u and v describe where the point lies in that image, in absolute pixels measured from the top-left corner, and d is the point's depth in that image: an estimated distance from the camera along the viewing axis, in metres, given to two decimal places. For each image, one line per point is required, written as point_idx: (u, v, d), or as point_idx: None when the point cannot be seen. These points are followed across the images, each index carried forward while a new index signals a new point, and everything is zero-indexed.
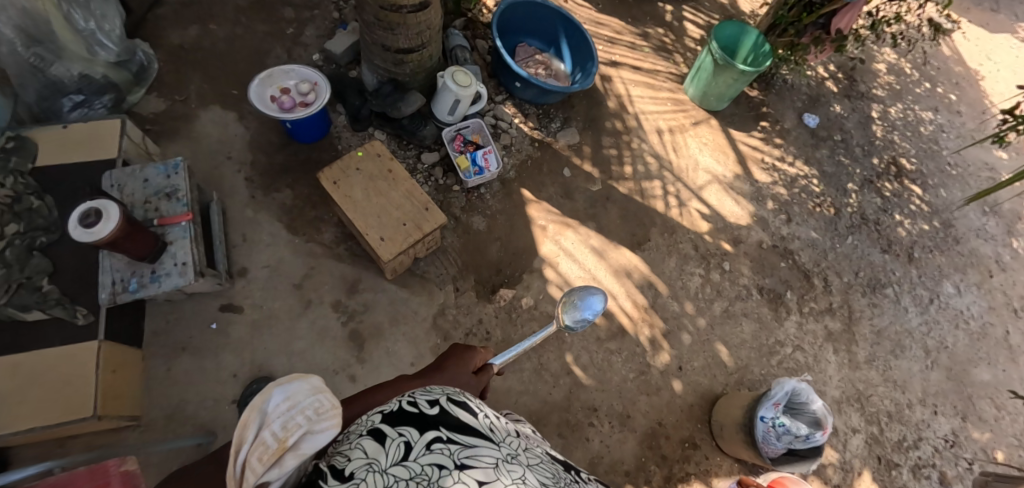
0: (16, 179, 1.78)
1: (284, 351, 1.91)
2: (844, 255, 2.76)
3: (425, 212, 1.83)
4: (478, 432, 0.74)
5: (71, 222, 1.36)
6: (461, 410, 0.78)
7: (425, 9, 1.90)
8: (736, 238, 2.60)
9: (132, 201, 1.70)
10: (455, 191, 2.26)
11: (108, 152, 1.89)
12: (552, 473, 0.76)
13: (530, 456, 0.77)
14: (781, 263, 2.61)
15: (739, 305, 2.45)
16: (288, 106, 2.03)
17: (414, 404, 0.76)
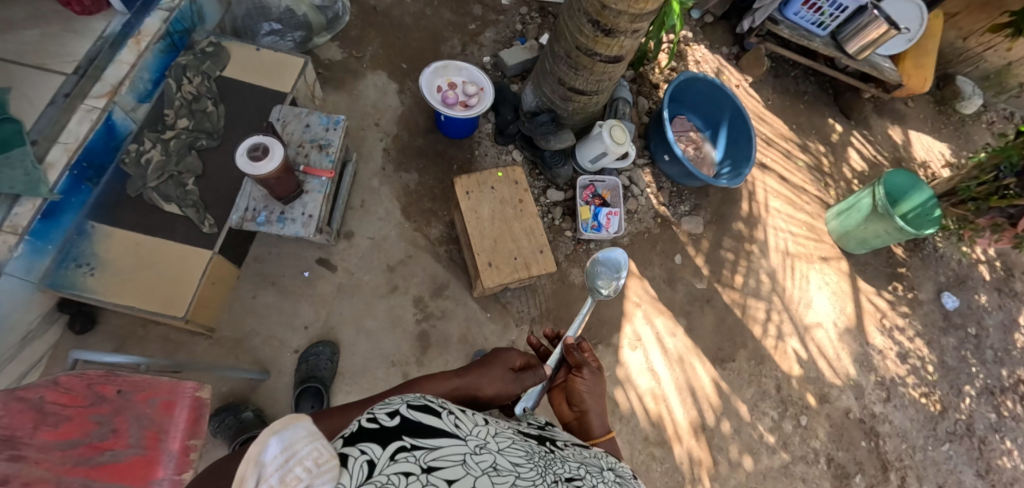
0: (203, 81, 1.93)
1: (355, 324, 1.95)
2: (934, 461, 2.44)
3: (539, 254, 1.81)
4: (446, 434, 0.71)
5: (241, 151, 1.44)
6: (429, 415, 0.73)
7: (616, 63, 1.88)
8: (823, 395, 2.38)
9: (289, 141, 1.79)
10: (566, 236, 2.24)
11: (283, 85, 2.02)
12: (527, 452, 0.77)
13: (499, 442, 0.77)
14: (862, 441, 2.36)
15: (800, 466, 2.24)
16: (450, 101, 2.07)
17: (374, 415, 0.69)
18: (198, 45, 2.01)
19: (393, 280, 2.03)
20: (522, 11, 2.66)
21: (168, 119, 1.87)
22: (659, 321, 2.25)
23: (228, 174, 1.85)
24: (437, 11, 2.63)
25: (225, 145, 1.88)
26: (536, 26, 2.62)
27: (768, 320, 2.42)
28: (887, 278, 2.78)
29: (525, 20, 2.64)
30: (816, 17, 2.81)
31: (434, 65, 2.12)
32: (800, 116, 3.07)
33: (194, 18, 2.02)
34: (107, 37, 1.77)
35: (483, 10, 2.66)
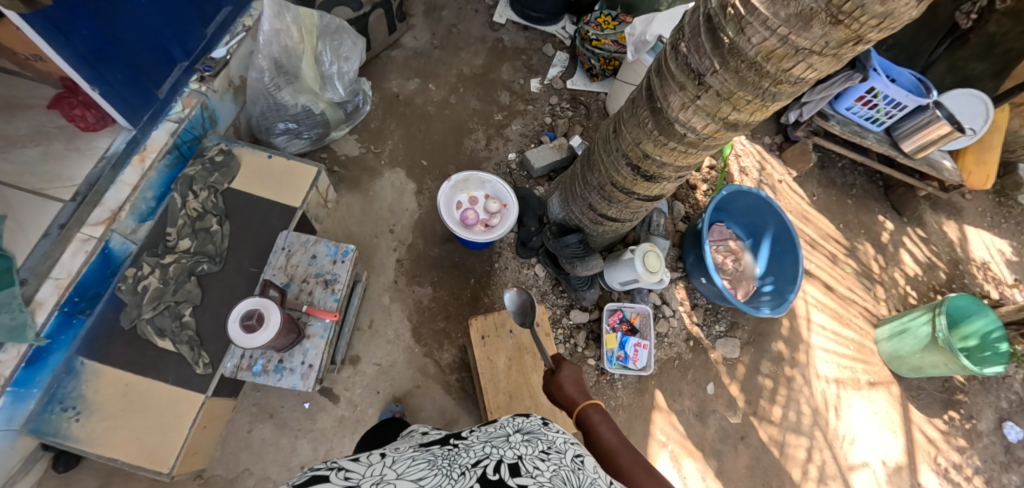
0: (209, 196, 1.82)
1: None
2: None
3: (559, 413, 1.64)
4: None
5: (234, 320, 1.31)
6: (322, 478, 0.86)
7: (655, 201, 1.70)
8: None
9: (293, 275, 1.66)
10: (589, 364, 2.07)
11: (294, 199, 1.90)
12: (429, 464, 0.95)
13: (398, 468, 0.93)
14: None
15: None
16: (469, 222, 1.93)
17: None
18: (206, 153, 1.90)
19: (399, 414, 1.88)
20: (552, 101, 2.51)
21: (168, 240, 1.75)
22: (686, 464, 2.05)
23: (228, 304, 1.72)
24: (463, 99, 2.49)
25: (227, 269, 1.76)
26: (565, 119, 2.46)
27: (808, 461, 2.18)
28: (943, 405, 2.48)
29: (555, 112, 2.49)
30: (870, 113, 2.56)
31: (454, 179, 1.97)
32: (849, 215, 2.79)
33: (205, 124, 1.92)
34: (109, 157, 1.67)
35: (511, 98, 2.51)
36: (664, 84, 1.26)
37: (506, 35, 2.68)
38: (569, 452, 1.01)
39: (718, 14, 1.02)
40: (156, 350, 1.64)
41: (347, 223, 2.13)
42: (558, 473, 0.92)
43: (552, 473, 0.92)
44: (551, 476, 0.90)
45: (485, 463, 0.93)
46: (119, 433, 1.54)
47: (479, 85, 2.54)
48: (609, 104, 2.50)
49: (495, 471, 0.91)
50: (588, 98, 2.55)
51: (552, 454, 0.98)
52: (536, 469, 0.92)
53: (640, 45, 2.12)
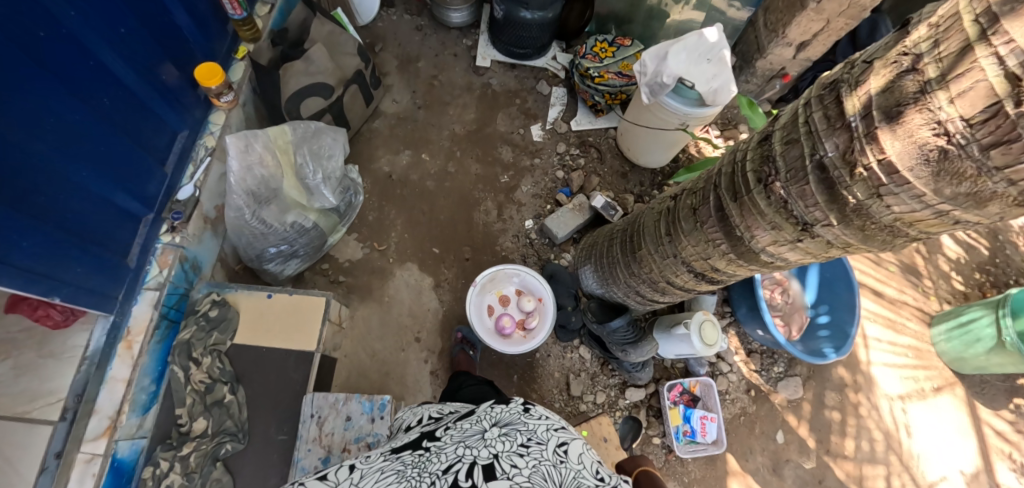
0: (215, 362, 1.61)
1: None
2: None
3: None
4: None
5: None
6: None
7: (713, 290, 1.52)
8: None
9: (331, 445, 1.49)
10: (655, 444, 1.93)
11: (308, 342, 1.69)
12: (397, 475, 1.09)
13: (362, 486, 1.07)
14: None
15: None
16: (506, 330, 1.73)
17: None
18: (198, 309, 1.67)
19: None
20: (559, 150, 2.27)
21: (179, 425, 1.54)
22: None
23: (265, 482, 1.55)
24: (462, 165, 2.24)
25: (253, 444, 1.57)
26: (578, 168, 2.23)
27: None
28: (1009, 394, 2.37)
29: (565, 162, 2.25)
30: None
31: (479, 283, 1.77)
32: None
33: (189, 276, 1.68)
34: (90, 356, 1.44)
35: (514, 153, 2.28)
36: (745, 214, 1.03)
37: (494, 79, 2.43)
38: (552, 441, 1.15)
39: (839, 167, 0.79)
40: None
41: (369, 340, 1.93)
42: (536, 470, 1.05)
43: (531, 470, 1.06)
44: (528, 474, 1.04)
45: (454, 469, 1.06)
46: None
47: (476, 143, 2.30)
48: (622, 142, 2.26)
49: (465, 476, 1.04)
50: (598, 138, 2.31)
51: (531, 447, 1.12)
52: (513, 467, 1.06)
53: (656, 86, 1.88)
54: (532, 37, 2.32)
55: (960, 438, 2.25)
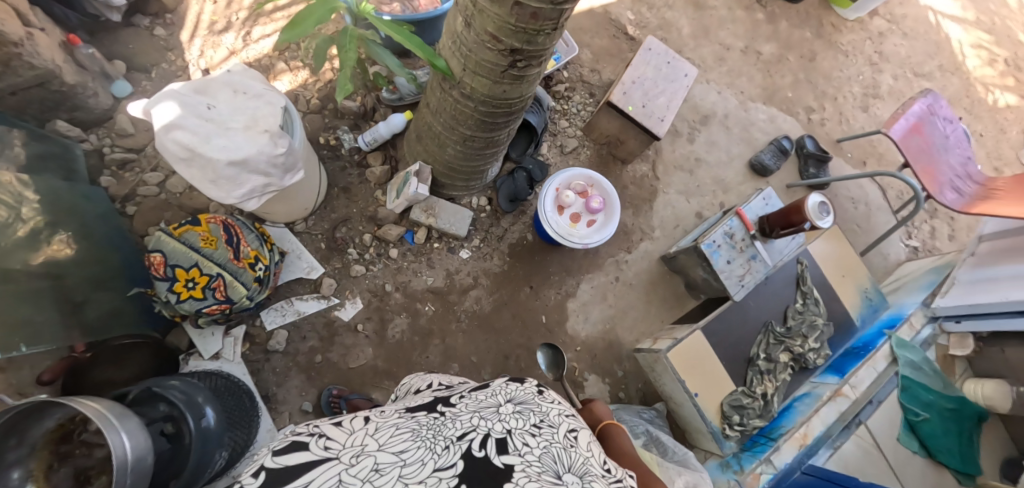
0: (752, 390, 1.85)
1: (738, 164, 2.38)
2: None
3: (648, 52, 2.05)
4: (318, 465, 0.70)
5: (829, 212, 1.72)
6: (299, 451, 0.71)
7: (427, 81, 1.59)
8: None
9: (749, 263, 1.88)
10: (566, 75, 2.25)
11: (695, 336, 1.86)
12: (413, 434, 0.78)
13: (382, 435, 0.76)
14: None
15: None
16: (591, 206, 1.81)
17: (247, 481, 0.68)
18: (742, 434, 1.81)
19: (714, 153, 2.36)
20: (362, 269, 1.83)
21: (797, 350, 1.93)
22: None
23: (773, 294, 2.00)
24: (439, 363, 1.85)
25: (766, 319, 1.97)
26: (372, 236, 1.85)
27: None
28: None
29: (372, 256, 1.85)
30: None
31: (590, 224, 1.82)
32: None
33: (731, 465, 1.77)
34: (832, 445, 1.73)
35: (390, 317, 1.84)
36: None
37: (299, 406, 1.72)
38: (563, 426, 0.87)
39: None
40: (826, 296, 2.05)
41: (650, 312, 2.08)
42: (546, 452, 0.79)
43: (543, 451, 0.78)
44: (541, 455, 0.77)
45: (472, 436, 0.77)
46: (852, 276, 2.10)
47: (401, 368, 1.82)
48: (300, 213, 1.75)
49: (480, 444, 0.77)
50: (320, 238, 1.82)
51: (545, 427, 0.84)
52: (525, 445, 0.78)
53: (282, 161, 1.36)
54: (233, 401, 1.55)
55: None
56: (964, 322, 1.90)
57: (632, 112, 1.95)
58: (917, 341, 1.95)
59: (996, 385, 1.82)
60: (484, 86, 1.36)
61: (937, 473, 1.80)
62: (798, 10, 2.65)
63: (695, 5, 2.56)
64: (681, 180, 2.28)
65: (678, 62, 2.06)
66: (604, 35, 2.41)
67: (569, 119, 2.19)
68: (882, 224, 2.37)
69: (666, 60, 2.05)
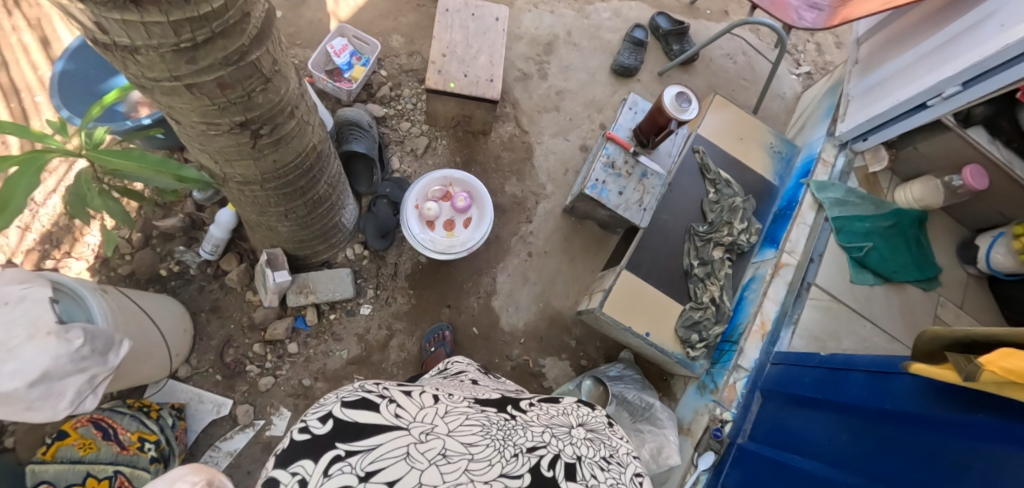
0: (699, 300, 1.78)
1: (600, 77, 2.21)
2: None
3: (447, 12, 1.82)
4: (389, 431, 0.66)
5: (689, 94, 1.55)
6: (367, 410, 0.68)
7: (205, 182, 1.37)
8: None
9: (644, 184, 1.74)
10: (387, 76, 2.05)
11: (622, 277, 1.75)
12: (484, 428, 0.72)
13: (451, 421, 0.71)
14: None
15: None
16: (459, 205, 1.65)
17: (314, 422, 0.65)
18: (707, 348, 1.75)
19: (573, 78, 2.18)
20: (270, 377, 1.71)
21: (726, 240, 1.84)
22: None
23: (681, 196, 1.90)
24: None
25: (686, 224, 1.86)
26: (263, 343, 1.73)
27: None
28: None
29: (274, 359, 1.73)
30: None
31: (468, 224, 1.67)
32: None
33: (709, 381, 1.72)
34: (793, 319, 1.68)
35: None
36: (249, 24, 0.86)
37: None
38: (629, 467, 0.78)
39: None
40: (732, 174, 1.97)
41: (577, 269, 1.96)
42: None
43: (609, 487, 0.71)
44: None
45: (541, 451, 0.70)
46: (748, 145, 2.02)
47: None
48: (164, 364, 1.55)
49: (550, 462, 0.70)
50: (212, 370, 1.69)
51: (614, 464, 0.76)
52: (594, 478, 0.70)
53: (95, 338, 1.21)
54: None
55: None
56: (871, 137, 1.85)
57: (456, 87, 1.72)
58: (835, 176, 1.89)
59: (924, 184, 1.82)
60: (249, 168, 1.17)
61: (900, 292, 1.84)
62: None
63: None
64: (553, 121, 2.10)
65: (482, 8, 1.85)
66: (409, 11, 2.20)
67: (410, 118, 2.00)
68: (764, 68, 2.40)
69: (470, 13, 1.83)
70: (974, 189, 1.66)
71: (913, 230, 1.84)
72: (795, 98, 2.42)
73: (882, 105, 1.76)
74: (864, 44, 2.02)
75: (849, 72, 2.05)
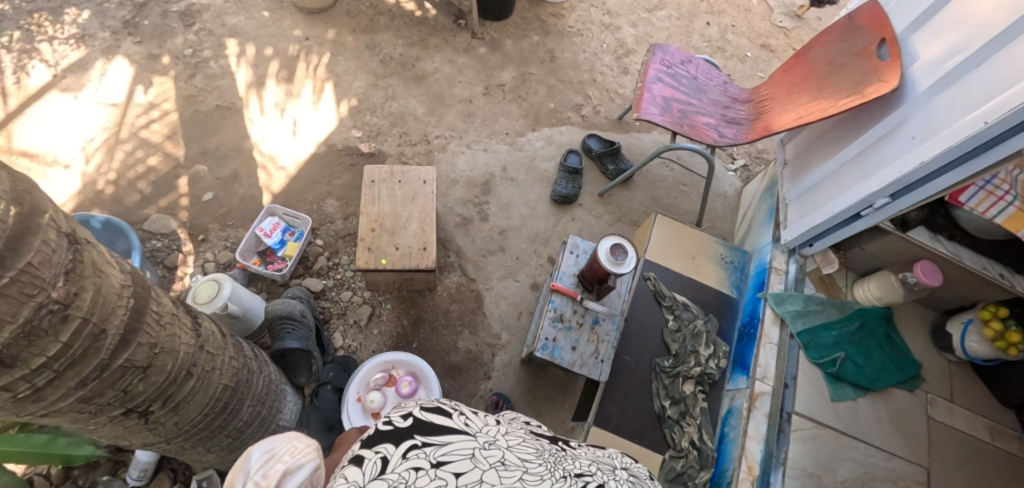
0: (678, 445, 1.64)
1: (542, 207, 2.21)
2: (91, 15, 2.62)
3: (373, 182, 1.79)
4: (458, 431, 0.61)
5: (626, 244, 1.51)
6: (442, 413, 0.64)
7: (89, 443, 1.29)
8: (153, 77, 2.42)
9: (597, 331, 1.66)
10: (324, 245, 2.00)
11: (591, 434, 1.62)
12: (546, 453, 0.65)
13: (513, 438, 0.65)
14: (148, 42, 2.53)
15: (215, 46, 2.53)
16: (403, 388, 1.54)
17: (394, 417, 0.62)
18: None
19: (514, 214, 2.17)
20: None
21: (694, 372, 1.74)
22: (259, 155, 2.22)
23: (639, 331, 1.82)
24: None
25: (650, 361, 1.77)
26: None
27: (163, 158, 2.22)
28: None
29: None
30: None
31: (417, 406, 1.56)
32: None
33: None
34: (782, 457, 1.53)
35: None
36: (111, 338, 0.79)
37: None
38: None
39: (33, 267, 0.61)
40: (688, 295, 1.91)
41: (545, 421, 1.83)
42: None
43: None
44: None
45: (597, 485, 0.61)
46: (699, 261, 1.98)
47: None
48: None
49: None
50: None
51: None
52: None
53: None
54: None
55: (59, 158, 2.20)
56: (817, 243, 1.80)
57: (388, 263, 1.66)
58: (790, 284, 1.82)
59: (881, 281, 1.76)
60: (147, 435, 1.06)
61: (886, 399, 1.72)
62: (516, 20, 2.81)
63: (416, 94, 2.45)
64: (499, 264, 2.05)
65: (408, 171, 1.83)
66: (342, 171, 2.19)
67: (350, 286, 1.94)
68: (702, 172, 2.43)
69: (396, 179, 1.81)
70: (929, 286, 1.61)
71: (882, 329, 1.75)
72: (738, 195, 2.43)
73: (818, 213, 1.73)
74: (788, 146, 2.06)
75: (781, 174, 2.07)
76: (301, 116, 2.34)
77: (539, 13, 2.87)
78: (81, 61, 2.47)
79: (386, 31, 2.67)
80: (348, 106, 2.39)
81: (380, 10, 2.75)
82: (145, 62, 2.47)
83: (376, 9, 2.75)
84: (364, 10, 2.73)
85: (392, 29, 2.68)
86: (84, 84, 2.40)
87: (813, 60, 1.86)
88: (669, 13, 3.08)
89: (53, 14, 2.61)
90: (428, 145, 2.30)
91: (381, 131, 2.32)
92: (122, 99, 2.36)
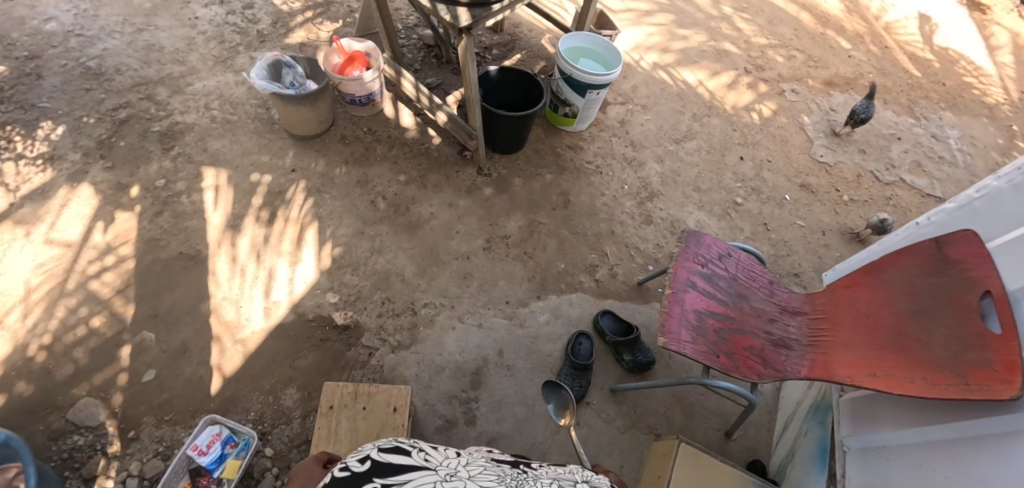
0: None
1: (541, 406, 1.85)
2: (64, 131, 2.40)
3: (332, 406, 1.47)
4: (418, 468, 0.72)
5: None
6: (400, 454, 0.75)
7: None
8: (115, 212, 2.16)
9: None
10: (274, 454, 1.66)
11: None
12: (498, 476, 0.77)
13: (467, 470, 0.77)
14: (121, 168, 2.29)
15: (191, 176, 2.28)
16: None
17: (354, 463, 0.71)
18: None
19: (507, 417, 1.81)
20: None
21: None
22: (218, 322, 1.91)
23: None
24: None
25: None
26: None
27: (109, 319, 1.92)
28: None
29: None
30: None
31: None
32: None
33: None
34: None
35: None
36: None
37: None
38: None
39: None
40: None
41: None
42: None
43: None
44: None
45: None
46: None
47: None
48: None
49: None
50: None
51: None
52: None
53: None
54: None
55: None
56: None
57: None
58: None
59: None
60: None
61: None
62: (528, 153, 2.54)
63: (406, 246, 2.15)
64: None
65: (376, 392, 1.50)
66: (309, 349, 1.88)
67: None
68: None
69: (360, 404, 1.48)
70: None
71: None
72: (776, 393, 2.05)
73: None
74: None
75: (836, 401, 1.67)
76: (273, 269, 2.04)
77: (554, 144, 2.60)
78: (42, 187, 2.22)
79: (381, 162, 2.40)
80: (328, 258, 2.09)
81: (378, 136, 2.50)
82: (112, 193, 2.21)
83: (374, 136, 2.50)
84: (361, 137, 2.48)
85: (389, 160, 2.42)
86: (38, 215, 2.14)
87: (889, 287, 1.48)
88: (698, 144, 2.78)
89: (25, 128, 2.39)
90: (413, 316, 1.98)
91: (361, 295, 2.01)
92: (77, 238, 2.09)
